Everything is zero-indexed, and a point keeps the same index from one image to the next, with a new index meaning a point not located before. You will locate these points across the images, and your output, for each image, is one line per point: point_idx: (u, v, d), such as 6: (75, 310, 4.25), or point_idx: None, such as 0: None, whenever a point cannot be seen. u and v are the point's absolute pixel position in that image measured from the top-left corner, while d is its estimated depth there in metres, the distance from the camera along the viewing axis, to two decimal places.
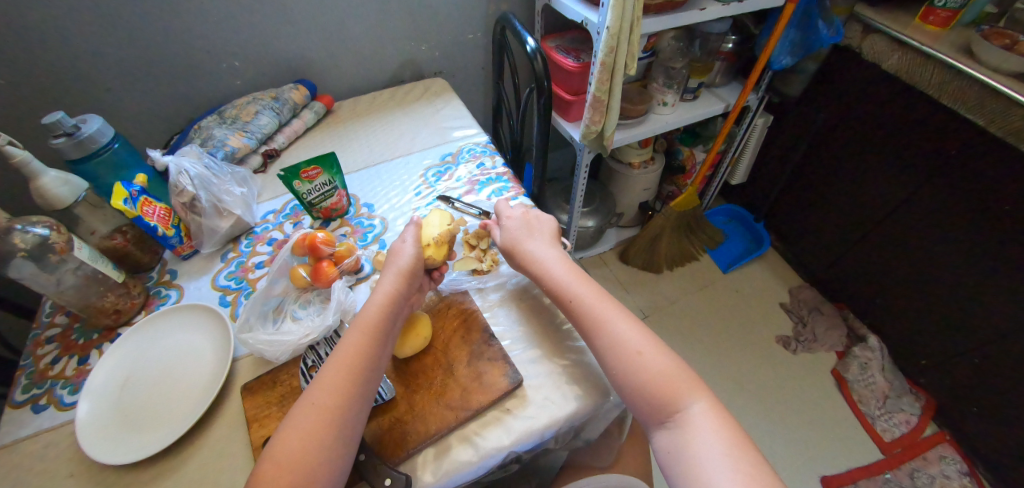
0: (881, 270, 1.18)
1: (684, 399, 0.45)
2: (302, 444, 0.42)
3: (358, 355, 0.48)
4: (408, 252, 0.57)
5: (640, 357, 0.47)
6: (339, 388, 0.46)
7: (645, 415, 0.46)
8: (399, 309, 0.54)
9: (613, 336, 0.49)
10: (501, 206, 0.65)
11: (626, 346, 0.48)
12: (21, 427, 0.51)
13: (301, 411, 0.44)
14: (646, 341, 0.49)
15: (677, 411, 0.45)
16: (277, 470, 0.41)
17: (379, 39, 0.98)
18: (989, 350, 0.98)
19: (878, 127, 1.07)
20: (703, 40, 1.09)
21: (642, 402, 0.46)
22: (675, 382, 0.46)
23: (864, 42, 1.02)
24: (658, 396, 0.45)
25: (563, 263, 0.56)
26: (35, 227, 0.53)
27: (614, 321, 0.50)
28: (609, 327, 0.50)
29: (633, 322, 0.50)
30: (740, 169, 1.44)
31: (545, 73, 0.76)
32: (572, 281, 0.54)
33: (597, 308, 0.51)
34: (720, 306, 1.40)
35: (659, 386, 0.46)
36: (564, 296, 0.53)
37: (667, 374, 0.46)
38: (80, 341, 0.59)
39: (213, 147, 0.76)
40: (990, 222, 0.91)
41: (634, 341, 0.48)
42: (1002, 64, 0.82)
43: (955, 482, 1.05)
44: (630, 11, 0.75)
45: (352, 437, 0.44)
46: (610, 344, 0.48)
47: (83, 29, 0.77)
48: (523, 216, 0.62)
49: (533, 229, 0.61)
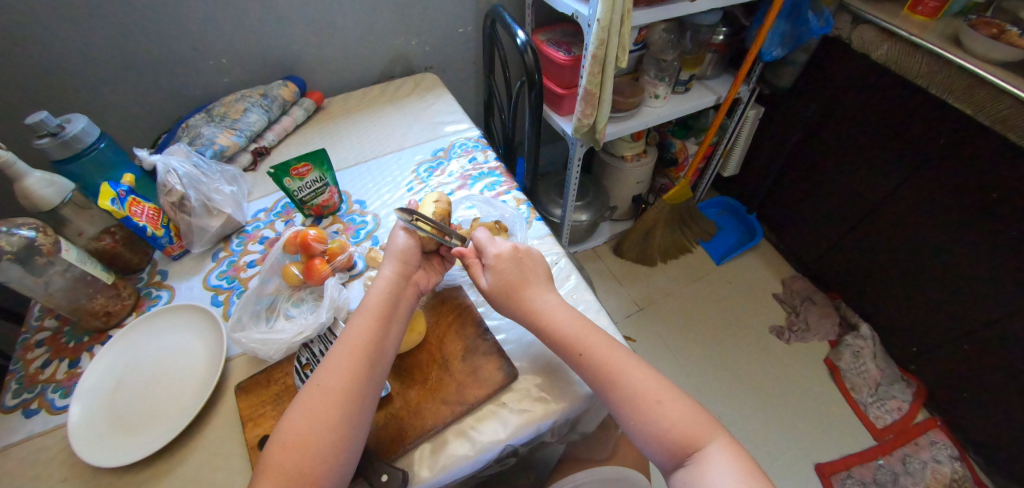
0: (872, 259, 1.19)
1: (703, 441, 0.45)
2: (307, 427, 0.42)
3: (361, 339, 0.48)
4: (400, 236, 0.57)
5: (659, 406, 0.46)
6: (343, 370, 0.46)
7: (664, 459, 0.45)
8: (401, 294, 0.53)
9: (631, 386, 0.47)
10: (483, 238, 0.57)
11: (643, 396, 0.47)
12: (12, 432, 0.51)
13: (307, 394, 0.45)
14: (662, 387, 0.48)
15: (695, 452, 0.44)
16: (284, 451, 0.41)
17: (369, 35, 0.97)
18: (979, 336, 0.99)
19: (868, 117, 1.07)
20: (694, 32, 1.10)
21: (662, 447, 0.45)
22: (694, 427, 0.45)
23: (854, 33, 1.03)
24: (678, 440, 0.45)
25: (567, 314, 0.52)
26: (20, 229, 0.52)
27: (628, 371, 0.48)
28: (625, 376, 0.48)
29: (648, 368, 0.49)
30: (732, 161, 1.45)
31: (536, 67, 0.76)
32: (581, 332, 0.51)
33: (611, 358, 0.49)
34: (714, 297, 1.41)
35: (679, 432, 0.45)
36: (573, 348, 0.50)
37: (685, 418, 0.46)
38: (70, 344, 0.59)
39: (202, 146, 0.75)
40: (978, 210, 0.92)
41: (652, 390, 0.47)
42: (990, 53, 0.83)
43: (946, 467, 1.06)
44: (620, 4, 0.75)
45: (359, 420, 0.44)
46: (629, 395, 0.47)
47: (66, 27, 0.75)
48: (515, 254, 0.55)
49: (526, 270, 0.55)
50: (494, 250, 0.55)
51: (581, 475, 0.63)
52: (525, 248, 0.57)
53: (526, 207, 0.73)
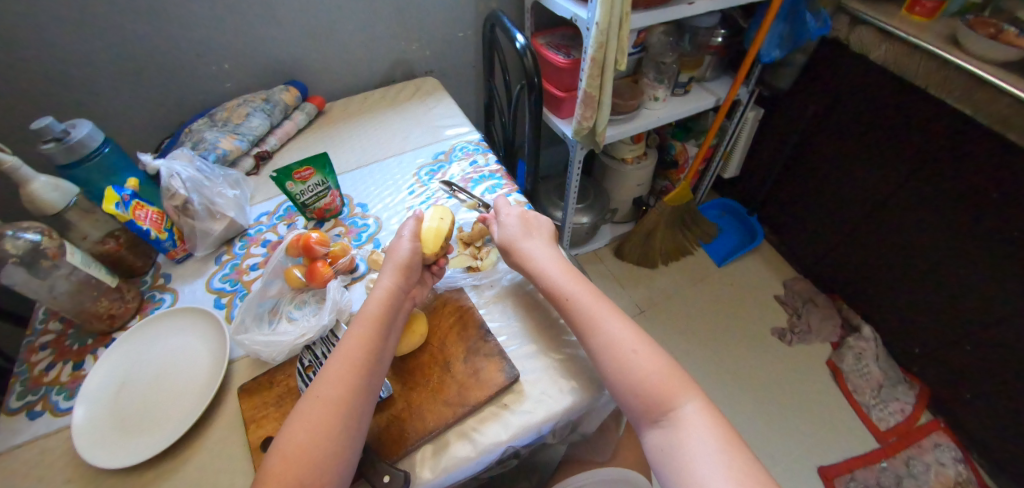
0: (873, 260, 1.19)
1: (678, 399, 0.45)
2: (308, 436, 0.42)
3: (360, 349, 0.48)
4: (404, 247, 0.57)
5: (633, 355, 0.47)
6: (343, 380, 0.46)
7: (637, 413, 0.46)
8: (398, 304, 0.54)
9: (609, 334, 0.49)
10: (501, 203, 0.66)
11: (621, 344, 0.48)
12: (15, 435, 0.51)
13: (306, 404, 0.45)
14: (640, 340, 0.49)
15: (670, 410, 0.45)
16: (284, 463, 0.41)
17: (370, 39, 0.98)
18: (982, 336, 0.99)
19: (868, 118, 1.08)
20: (692, 35, 1.10)
21: (635, 398, 0.46)
22: (670, 382, 0.46)
23: (853, 35, 1.03)
24: (652, 394, 0.46)
25: (560, 265, 0.56)
26: (26, 233, 0.53)
27: (609, 320, 0.50)
28: (605, 324, 0.50)
29: (628, 323, 0.51)
30: (732, 163, 1.45)
31: (535, 70, 0.76)
32: (569, 280, 0.55)
33: (593, 307, 0.52)
34: (715, 299, 1.41)
35: (652, 384, 0.46)
36: (560, 293, 0.54)
37: (661, 374, 0.47)
38: (74, 347, 0.59)
39: (205, 150, 0.76)
40: (979, 211, 0.92)
41: (629, 340, 0.49)
42: (988, 54, 0.83)
43: (950, 469, 1.06)
44: (619, 7, 0.76)
45: (358, 429, 0.44)
46: (605, 342, 0.49)
47: (71, 33, 0.76)
48: (522, 216, 0.62)
49: (530, 227, 0.61)
50: (507, 212, 0.64)
51: (580, 477, 0.64)
52: (536, 213, 0.64)
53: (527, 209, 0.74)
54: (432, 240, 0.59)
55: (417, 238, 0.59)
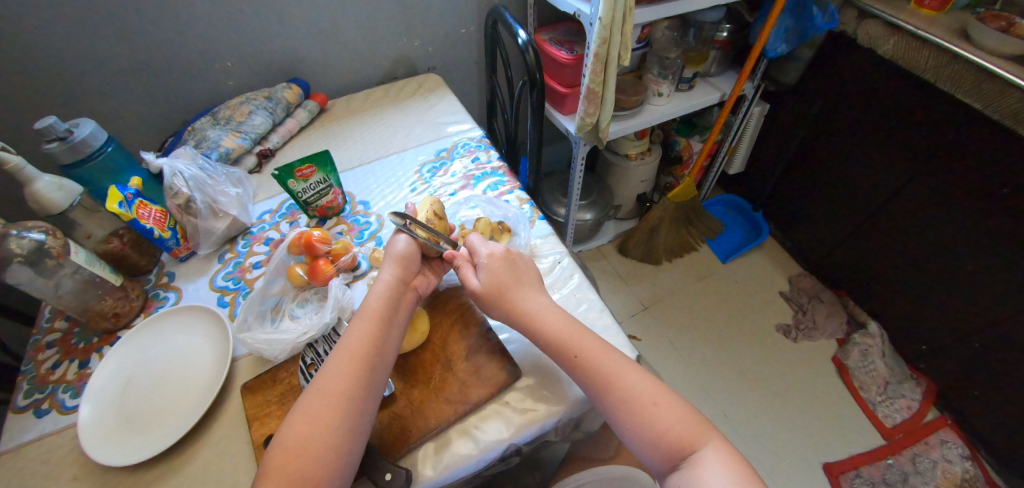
0: (880, 256, 1.18)
1: (698, 444, 0.44)
2: (310, 431, 0.43)
3: (360, 343, 0.48)
4: (400, 241, 0.57)
5: (654, 408, 0.46)
6: (345, 375, 0.46)
7: (658, 462, 0.45)
8: (400, 296, 0.53)
9: (628, 388, 0.47)
10: (475, 240, 0.58)
11: (639, 397, 0.46)
12: (23, 432, 0.52)
13: (308, 398, 0.45)
14: (658, 390, 0.47)
15: (690, 454, 0.44)
16: (285, 457, 0.41)
17: (371, 36, 0.98)
18: (990, 333, 0.97)
19: (874, 113, 1.06)
20: (697, 29, 1.09)
21: (657, 450, 0.45)
22: (689, 428, 0.45)
23: (859, 28, 1.02)
24: (672, 442, 0.45)
25: (559, 316, 0.53)
26: (31, 233, 0.53)
27: (625, 372, 0.48)
28: (622, 378, 0.48)
29: (643, 370, 0.49)
30: (737, 158, 1.44)
31: (537, 66, 0.75)
32: (573, 333, 0.51)
33: (607, 360, 0.49)
34: (719, 296, 1.40)
35: (674, 435, 0.45)
36: (566, 349, 0.50)
37: (681, 422, 0.45)
38: (80, 345, 0.60)
39: (208, 149, 0.76)
40: (989, 206, 0.90)
41: (648, 392, 0.47)
42: (998, 47, 0.81)
43: (957, 466, 1.05)
44: (622, 2, 0.75)
45: (360, 423, 0.44)
46: (625, 398, 0.46)
47: (74, 32, 0.76)
48: (506, 256, 0.56)
49: (518, 271, 0.56)
50: (485, 251, 0.57)
51: (582, 475, 0.65)
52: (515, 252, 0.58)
53: (529, 206, 0.73)
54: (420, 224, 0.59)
55: (410, 227, 0.59)
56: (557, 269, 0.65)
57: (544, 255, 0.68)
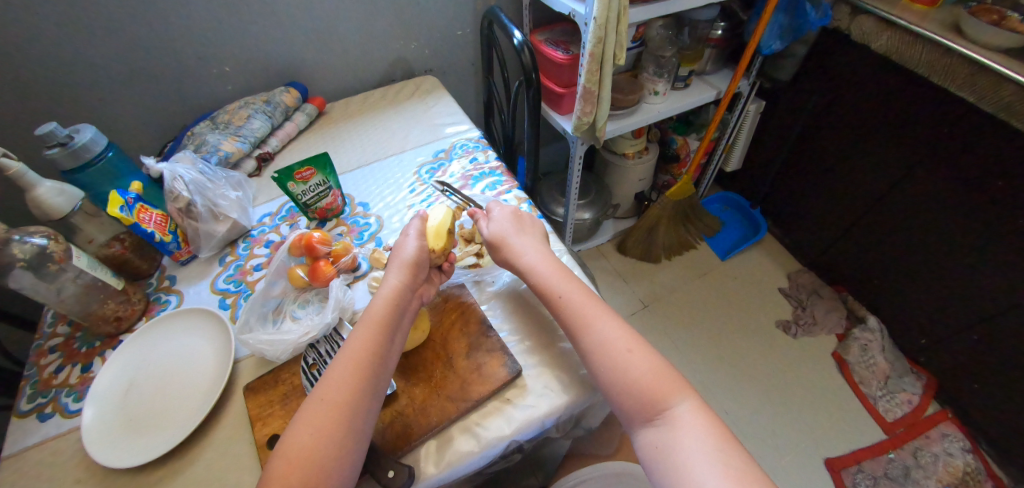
0: (878, 250, 1.18)
1: (672, 398, 0.45)
2: (313, 439, 0.43)
3: (365, 351, 0.48)
4: (410, 246, 0.58)
5: (628, 354, 0.47)
6: (348, 382, 0.46)
7: (630, 413, 0.45)
8: (405, 303, 0.54)
9: (603, 334, 0.48)
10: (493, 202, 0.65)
11: (614, 344, 0.48)
12: (27, 436, 0.52)
13: (311, 406, 0.45)
14: (633, 340, 0.49)
15: (665, 410, 0.44)
16: (289, 465, 0.42)
17: (368, 40, 0.99)
18: (989, 326, 0.98)
19: (870, 108, 1.07)
20: (691, 28, 1.10)
21: (630, 398, 0.45)
22: (664, 381, 0.46)
23: (853, 24, 1.02)
24: (646, 393, 0.45)
25: (550, 262, 0.56)
26: (33, 238, 0.54)
27: (603, 320, 0.50)
28: (598, 325, 0.49)
29: (620, 322, 0.50)
30: (734, 156, 1.44)
31: (533, 66, 0.76)
32: (560, 279, 0.54)
33: (587, 307, 0.51)
34: (718, 293, 1.41)
35: (646, 384, 0.45)
36: (550, 290, 0.53)
37: (656, 374, 0.46)
38: (82, 350, 0.60)
39: (207, 153, 0.77)
40: (984, 199, 0.91)
41: (623, 339, 0.48)
42: (990, 40, 0.82)
43: (958, 459, 1.05)
44: (616, 1, 0.76)
45: (363, 431, 0.45)
46: (599, 342, 0.48)
47: (74, 39, 0.77)
48: (514, 214, 0.62)
49: (520, 224, 0.61)
50: (497, 210, 0.63)
51: (584, 472, 0.65)
52: (526, 212, 0.64)
53: (527, 205, 0.74)
54: (438, 236, 0.59)
55: (422, 236, 0.59)
56: None
57: None
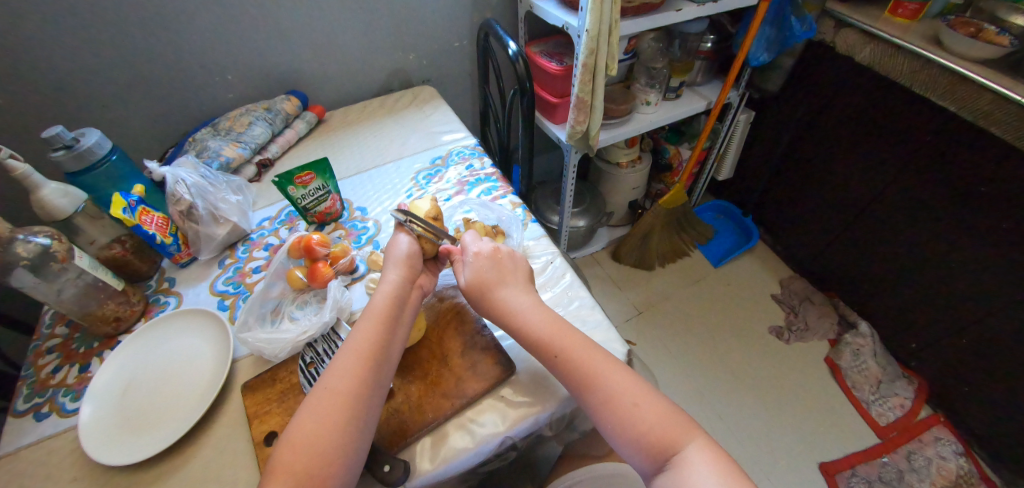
0: (867, 256, 1.20)
1: (682, 443, 0.44)
2: (316, 428, 0.43)
3: (368, 342, 0.49)
4: (402, 242, 0.58)
5: (635, 408, 0.46)
6: (353, 372, 0.46)
7: (643, 465, 0.45)
8: (405, 296, 0.54)
9: (607, 388, 0.47)
10: (469, 236, 0.59)
11: (620, 398, 0.46)
12: (23, 435, 0.52)
13: (316, 395, 0.45)
14: (638, 390, 0.47)
15: (675, 455, 0.43)
16: (294, 453, 0.42)
17: (369, 50, 1.01)
18: (978, 329, 0.99)
19: (855, 116, 1.10)
20: (681, 41, 1.14)
21: (640, 451, 0.44)
22: (671, 428, 0.45)
23: (837, 36, 1.06)
24: (656, 444, 0.44)
25: (541, 313, 0.52)
26: (37, 237, 0.55)
27: (606, 372, 0.48)
28: (601, 379, 0.47)
29: (624, 370, 0.49)
30: (726, 165, 1.47)
31: (527, 75, 0.78)
32: (555, 333, 0.51)
33: (588, 358, 0.49)
34: (712, 299, 1.42)
35: (655, 435, 0.44)
36: (549, 350, 0.50)
37: (662, 420, 0.45)
38: (81, 350, 0.60)
39: (209, 158, 0.78)
40: (968, 205, 0.94)
41: (629, 392, 0.47)
42: (968, 52, 0.86)
43: (951, 463, 1.06)
44: (607, 14, 0.78)
45: (367, 422, 0.45)
46: (603, 397, 0.47)
47: (81, 47, 0.79)
48: (493, 254, 0.56)
49: (503, 271, 0.56)
50: (473, 250, 0.57)
51: (577, 473, 0.65)
52: (505, 249, 0.58)
53: (522, 210, 0.75)
54: (423, 228, 0.60)
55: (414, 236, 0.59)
56: (550, 268, 0.67)
57: (537, 256, 0.69)
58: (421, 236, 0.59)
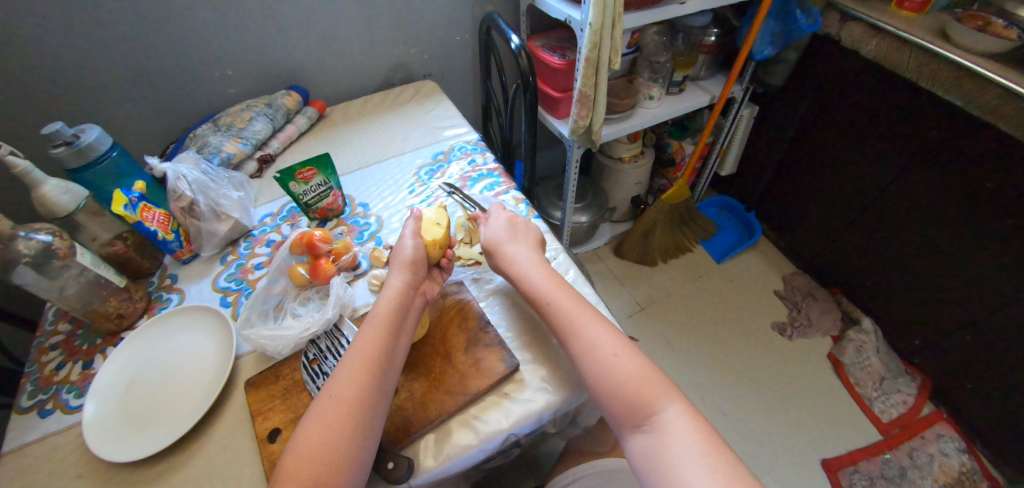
0: (871, 252, 1.20)
1: (658, 402, 0.45)
2: (322, 436, 0.43)
3: (372, 349, 0.49)
4: (408, 245, 0.59)
5: (615, 358, 0.48)
6: (357, 380, 0.47)
7: (619, 419, 0.46)
8: (408, 303, 0.54)
9: (591, 338, 0.49)
10: (494, 207, 0.66)
11: (601, 348, 0.48)
12: (28, 431, 0.52)
13: (321, 404, 0.46)
14: (622, 345, 0.49)
15: (652, 413, 0.45)
16: (301, 463, 0.42)
17: (369, 44, 1.00)
18: (982, 326, 0.99)
19: (860, 111, 1.09)
20: (685, 34, 1.13)
21: (617, 402, 0.46)
22: (649, 386, 0.46)
23: (843, 30, 1.05)
24: (632, 397, 0.46)
25: (543, 270, 0.57)
26: (38, 234, 0.54)
27: (591, 324, 0.50)
28: (585, 329, 0.50)
29: (609, 326, 0.51)
30: (729, 160, 1.46)
31: (530, 69, 0.78)
32: (552, 285, 0.55)
33: (575, 310, 0.52)
34: (714, 296, 1.42)
35: (632, 387, 0.46)
36: (541, 298, 0.54)
37: (641, 376, 0.47)
38: (83, 347, 0.60)
39: (209, 154, 0.78)
40: (975, 201, 0.93)
41: (611, 344, 0.49)
42: (975, 46, 0.84)
43: (954, 460, 1.06)
44: (611, 8, 0.78)
45: (373, 428, 0.45)
46: (586, 345, 0.49)
47: (78, 42, 0.78)
48: (510, 220, 0.63)
49: (517, 232, 0.61)
50: (494, 215, 0.64)
51: (581, 469, 0.65)
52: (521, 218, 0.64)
53: (525, 206, 0.75)
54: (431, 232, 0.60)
55: (419, 236, 0.60)
56: (554, 264, 0.67)
57: None
58: (432, 240, 0.60)
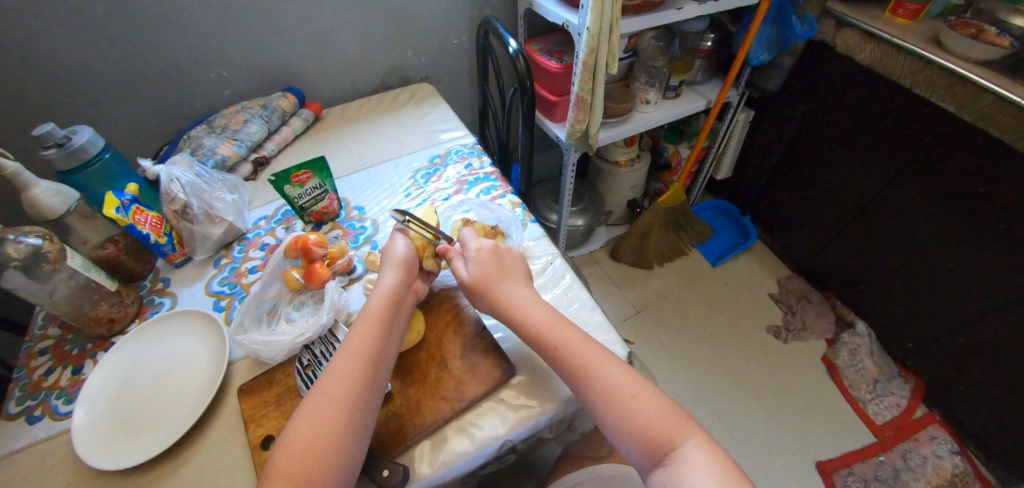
0: (865, 256, 1.21)
1: (678, 437, 0.45)
2: (314, 431, 0.43)
3: (364, 345, 0.49)
4: (399, 246, 0.59)
5: (634, 400, 0.47)
6: (350, 376, 0.46)
7: (640, 458, 0.46)
8: (401, 300, 0.54)
9: (606, 381, 0.48)
10: (466, 235, 0.59)
11: (619, 390, 0.47)
12: (16, 438, 0.51)
13: (313, 399, 0.45)
14: (639, 385, 0.48)
15: (672, 450, 0.44)
16: (291, 458, 0.42)
17: (366, 47, 1.00)
18: (974, 330, 1.00)
19: (854, 117, 1.10)
20: (682, 39, 1.13)
21: (639, 444, 0.45)
22: (668, 422, 0.46)
23: (838, 36, 1.06)
24: (653, 438, 0.45)
25: (541, 308, 0.53)
26: (27, 237, 0.53)
27: (605, 367, 0.49)
28: (599, 372, 0.48)
29: (619, 363, 0.50)
30: (725, 163, 1.47)
31: (527, 73, 0.77)
32: (555, 325, 0.52)
33: (585, 353, 0.49)
34: (710, 299, 1.42)
35: (653, 428, 0.45)
36: (547, 340, 0.51)
37: (660, 415, 0.46)
38: (73, 352, 0.60)
39: (203, 156, 0.77)
40: (967, 205, 0.94)
41: (627, 385, 0.48)
42: (969, 53, 0.85)
43: (946, 462, 1.07)
44: (608, 12, 0.78)
45: (365, 424, 0.45)
46: (602, 390, 0.47)
47: (70, 42, 0.77)
48: (493, 251, 0.57)
49: (505, 267, 0.57)
50: (474, 246, 0.58)
51: (580, 473, 0.65)
52: (504, 247, 0.59)
53: (521, 210, 0.75)
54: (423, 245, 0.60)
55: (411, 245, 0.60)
56: (550, 269, 0.67)
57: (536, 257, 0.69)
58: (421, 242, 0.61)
